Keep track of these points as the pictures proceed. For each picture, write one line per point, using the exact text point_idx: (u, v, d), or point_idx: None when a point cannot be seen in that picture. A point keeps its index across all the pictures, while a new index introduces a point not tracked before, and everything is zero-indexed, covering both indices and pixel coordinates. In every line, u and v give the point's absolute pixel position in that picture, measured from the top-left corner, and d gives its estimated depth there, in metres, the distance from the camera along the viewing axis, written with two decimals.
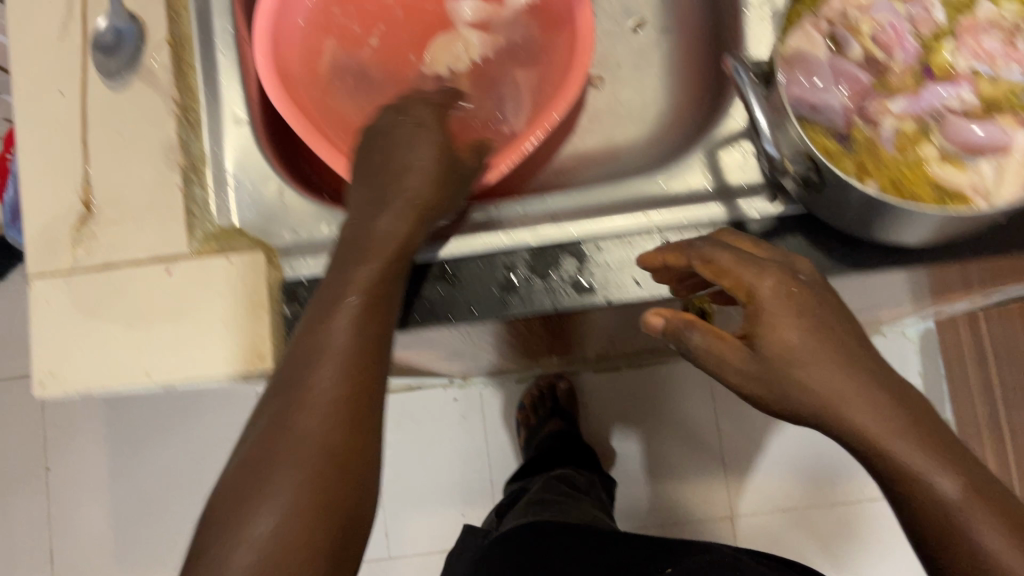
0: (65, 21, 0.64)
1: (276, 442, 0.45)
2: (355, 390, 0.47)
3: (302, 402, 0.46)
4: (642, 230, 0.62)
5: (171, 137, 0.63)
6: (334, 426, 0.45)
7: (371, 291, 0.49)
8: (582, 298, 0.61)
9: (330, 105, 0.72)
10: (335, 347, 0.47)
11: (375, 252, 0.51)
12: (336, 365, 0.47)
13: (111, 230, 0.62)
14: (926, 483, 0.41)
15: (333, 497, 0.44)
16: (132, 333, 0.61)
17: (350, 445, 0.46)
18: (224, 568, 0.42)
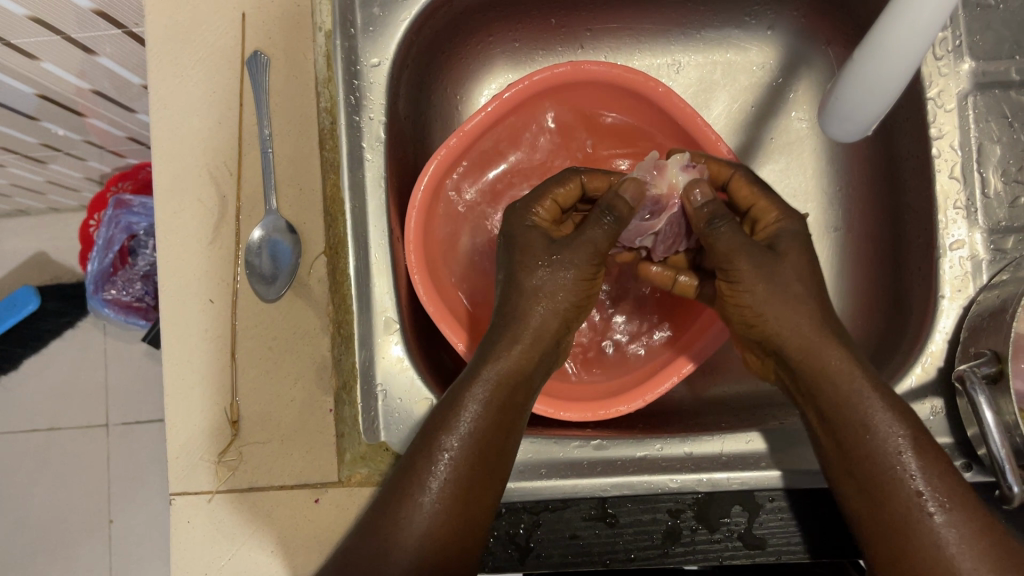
0: (218, 225, 0.62)
1: (382, 538, 0.50)
2: (474, 469, 0.51)
3: (417, 500, 0.50)
4: (820, 486, 0.58)
5: (325, 356, 0.60)
6: (466, 488, 0.51)
7: (468, 422, 0.51)
8: (753, 557, 0.58)
9: (479, 299, 0.67)
10: (439, 464, 0.51)
11: (510, 360, 0.53)
12: (456, 475, 0.51)
13: (258, 451, 0.60)
14: (879, 432, 0.49)
15: (458, 537, 0.51)
16: (275, 565, 0.58)
17: (456, 528, 0.51)
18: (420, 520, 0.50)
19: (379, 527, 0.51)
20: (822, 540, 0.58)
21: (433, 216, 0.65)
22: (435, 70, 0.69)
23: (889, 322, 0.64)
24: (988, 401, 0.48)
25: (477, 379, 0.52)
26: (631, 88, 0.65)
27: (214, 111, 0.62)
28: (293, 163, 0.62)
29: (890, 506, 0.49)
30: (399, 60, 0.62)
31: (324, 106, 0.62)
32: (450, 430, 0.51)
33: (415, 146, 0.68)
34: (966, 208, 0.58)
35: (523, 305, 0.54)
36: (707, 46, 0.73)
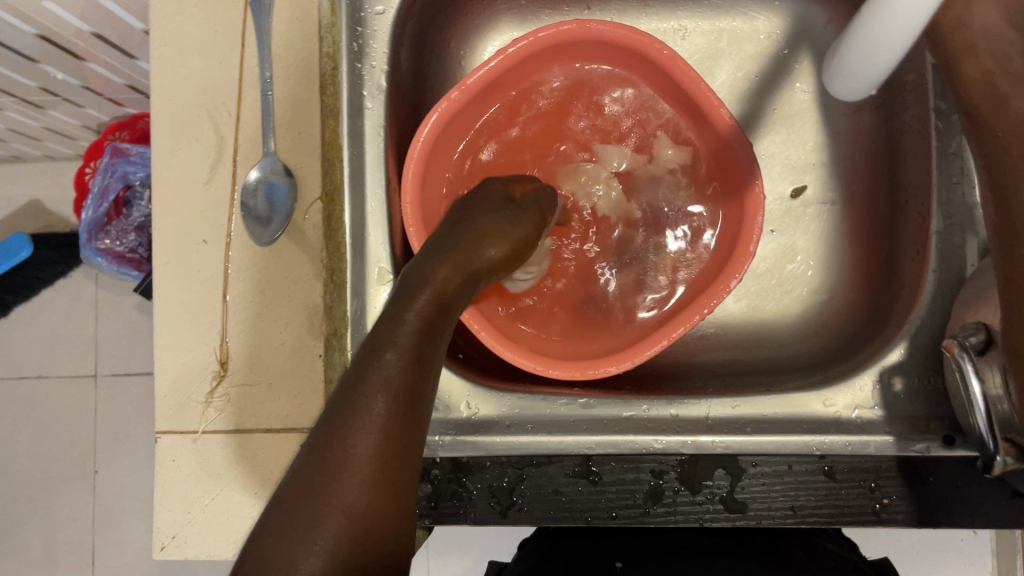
0: (214, 165, 0.61)
1: (327, 474, 0.38)
2: (407, 416, 0.40)
3: (349, 458, 0.38)
4: (804, 454, 0.58)
5: (317, 302, 0.60)
6: (396, 451, 0.39)
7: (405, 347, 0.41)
8: (732, 521, 0.59)
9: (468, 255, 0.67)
10: (370, 426, 0.39)
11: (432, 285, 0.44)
12: (380, 421, 0.39)
13: (246, 393, 0.60)
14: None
15: (393, 497, 0.39)
16: (259, 506, 0.59)
17: (391, 487, 0.39)
18: (343, 484, 0.38)
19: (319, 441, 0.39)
20: (803, 507, 0.58)
21: (430, 169, 0.65)
22: (440, 23, 0.68)
23: (879, 297, 0.64)
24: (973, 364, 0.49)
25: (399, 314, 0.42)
26: (635, 49, 0.65)
27: (215, 52, 0.62)
28: (292, 106, 0.61)
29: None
30: (404, 8, 0.62)
31: (327, 51, 0.61)
32: (376, 394, 0.40)
33: (417, 98, 0.68)
34: (960, 184, 0.59)
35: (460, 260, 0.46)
36: (715, 13, 0.73)
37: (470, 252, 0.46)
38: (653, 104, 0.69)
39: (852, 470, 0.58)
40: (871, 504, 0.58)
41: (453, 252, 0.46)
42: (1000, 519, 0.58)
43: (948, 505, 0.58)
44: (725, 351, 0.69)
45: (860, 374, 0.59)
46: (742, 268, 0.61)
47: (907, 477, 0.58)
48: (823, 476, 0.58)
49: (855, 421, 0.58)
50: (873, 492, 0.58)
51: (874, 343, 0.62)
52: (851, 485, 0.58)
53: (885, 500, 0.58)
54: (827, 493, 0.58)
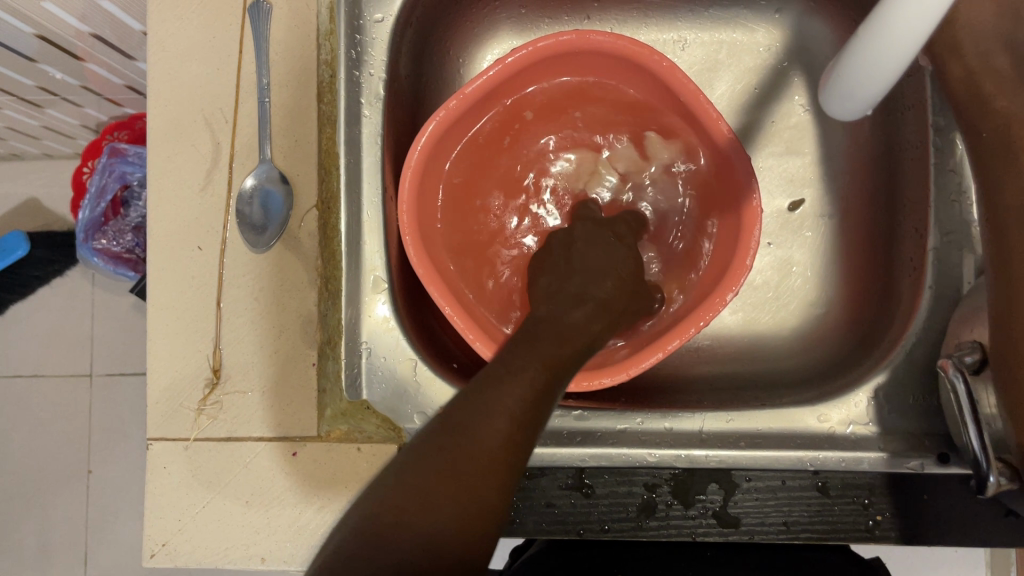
0: (210, 172, 0.61)
1: (455, 445, 0.44)
2: (525, 431, 0.45)
3: (477, 450, 0.44)
4: (798, 469, 0.58)
5: (311, 310, 0.60)
6: (514, 446, 0.44)
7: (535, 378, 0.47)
8: (725, 536, 0.58)
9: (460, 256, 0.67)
10: (498, 424, 0.44)
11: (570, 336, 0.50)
12: (512, 411, 0.45)
13: (239, 401, 0.59)
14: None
15: (476, 511, 0.42)
16: (250, 514, 0.58)
17: (498, 473, 0.44)
18: (490, 424, 0.44)
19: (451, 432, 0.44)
20: (796, 523, 0.58)
21: (427, 178, 0.65)
22: (439, 31, 0.68)
23: (875, 312, 0.64)
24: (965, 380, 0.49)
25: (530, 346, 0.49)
26: (635, 60, 0.64)
27: (211, 58, 0.61)
28: (290, 113, 0.61)
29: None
30: (403, 16, 0.62)
31: (325, 58, 0.62)
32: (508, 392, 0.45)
33: (415, 107, 0.68)
34: (951, 199, 0.59)
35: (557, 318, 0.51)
36: (715, 25, 0.73)
37: (587, 301, 0.52)
38: (650, 115, 0.69)
39: (846, 487, 0.58)
40: (863, 521, 0.58)
41: (543, 331, 0.50)
42: (993, 538, 0.57)
43: (942, 524, 0.58)
44: (720, 364, 0.69)
45: (855, 390, 0.59)
46: (738, 281, 0.61)
47: (902, 495, 0.58)
48: (816, 492, 0.58)
49: (848, 437, 0.58)
50: (866, 509, 0.58)
51: (869, 360, 0.61)
52: (844, 502, 0.58)
53: (878, 517, 0.58)
54: (820, 510, 0.58)
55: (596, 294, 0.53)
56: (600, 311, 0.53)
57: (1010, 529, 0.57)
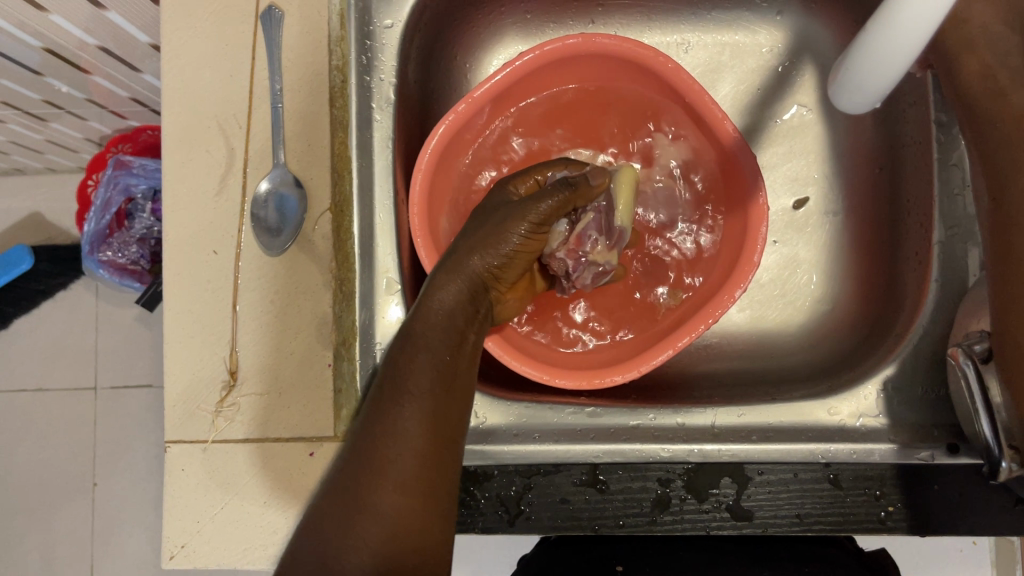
0: (224, 177, 0.62)
1: (369, 478, 0.50)
2: (438, 443, 0.51)
3: (386, 480, 0.49)
4: (810, 462, 0.59)
5: (326, 311, 0.60)
6: (430, 464, 0.50)
7: (413, 399, 0.50)
8: (739, 529, 0.59)
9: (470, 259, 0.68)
10: (404, 459, 0.50)
11: (419, 354, 0.51)
12: (416, 442, 0.50)
13: (255, 403, 0.60)
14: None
15: (428, 522, 0.50)
16: (267, 515, 0.59)
17: (422, 494, 0.50)
18: (377, 523, 0.49)
19: (360, 459, 0.50)
20: (810, 516, 0.59)
21: (437, 180, 0.66)
22: (447, 37, 0.69)
23: (882, 307, 0.65)
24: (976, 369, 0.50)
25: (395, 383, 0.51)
26: (640, 63, 0.66)
27: (223, 65, 0.62)
28: (302, 118, 0.61)
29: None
30: (412, 21, 0.63)
31: (336, 64, 0.62)
32: (404, 404, 0.50)
33: (423, 111, 0.69)
34: (950, 191, 0.60)
35: (424, 309, 0.52)
36: (717, 28, 0.74)
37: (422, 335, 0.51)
38: (655, 119, 0.70)
39: (858, 478, 0.59)
40: (876, 512, 0.58)
41: (451, 261, 0.54)
42: (1005, 526, 0.58)
43: (954, 513, 0.58)
44: (729, 361, 0.69)
45: (864, 383, 0.60)
46: (747, 276, 0.62)
47: (914, 486, 0.58)
48: (828, 484, 0.59)
49: (858, 430, 0.59)
50: (879, 500, 0.58)
51: (876, 354, 0.62)
52: (857, 493, 0.59)
53: (891, 508, 0.58)
54: (832, 502, 0.59)
55: (454, 260, 0.54)
56: (462, 289, 0.53)
57: (1022, 518, 0.58)
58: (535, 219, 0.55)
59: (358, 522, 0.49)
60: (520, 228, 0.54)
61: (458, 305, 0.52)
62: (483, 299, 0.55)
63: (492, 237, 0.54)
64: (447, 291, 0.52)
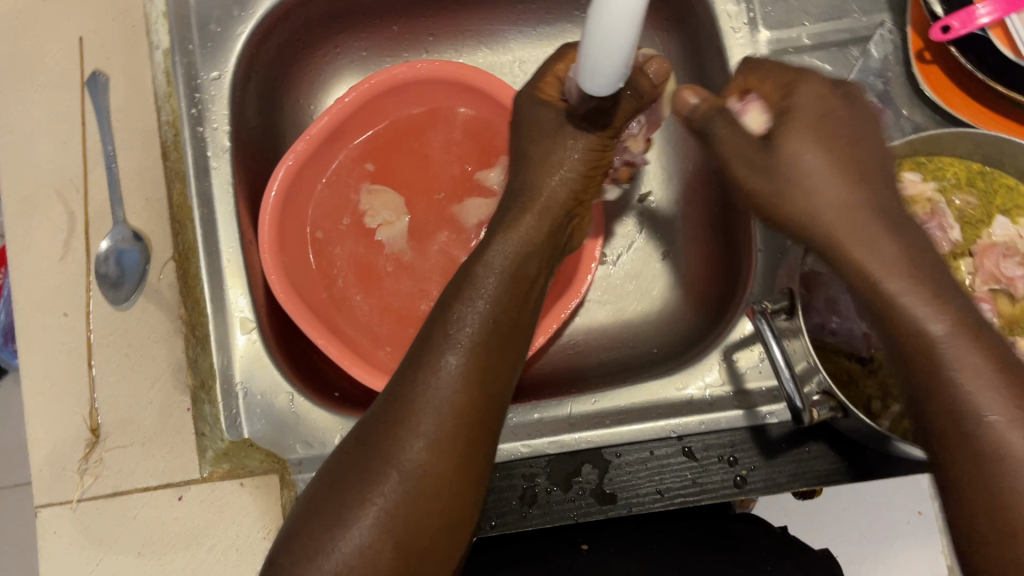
0: (67, 240, 0.63)
1: (415, 383, 0.45)
2: (476, 403, 0.45)
3: (417, 430, 0.43)
4: (663, 439, 0.61)
5: (179, 357, 0.62)
6: (473, 411, 0.45)
7: (464, 345, 0.46)
8: (606, 512, 0.60)
9: (327, 286, 0.70)
10: (437, 397, 0.44)
11: (483, 290, 0.49)
12: (472, 354, 0.46)
13: (120, 455, 0.61)
14: (928, 339, 0.38)
15: (448, 496, 0.43)
16: (142, 564, 0.60)
17: (449, 454, 0.44)
18: (435, 399, 0.44)
19: (393, 400, 0.46)
20: (671, 490, 0.61)
21: (285, 220, 0.68)
22: (281, 82, 0.72)
23: (723, 288, 0.68)
24: (774, 333, 0.52)
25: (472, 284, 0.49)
26: (465, 83, 0.70)
27: (57, 134, 0.64)
28: (139, 176, 0.65)
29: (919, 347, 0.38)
30: (239, 72, 0.66)
31: (166, 120, 0.65)
32: (450, 354, 0.46)
33: (267, 157, 0.72)
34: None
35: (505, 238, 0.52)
36: (546, 41, 0.77)
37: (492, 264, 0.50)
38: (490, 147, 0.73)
39: (710, 447, 0.61)
40: (731, 477, 0.60)
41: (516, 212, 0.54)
42: (852, 473, 0.60)
43: (805, 468, 0.60)
44: (594, 356, 0.72)
45: (707, 357, 0.63)
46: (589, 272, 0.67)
47: (762, 445, 0.61)
48: (683, 458, 0.61)
49: (707, 400, 0.62)
50: (732, 466, 0.60)
51: (719, 328, 0.65)
52: (710, 462, 0.61)
53: (744, 471, 0.60)
54: (688, 472, 0.61)
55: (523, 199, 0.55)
56: (528, 233, 0.53)
57: (871, 462, 0.59)
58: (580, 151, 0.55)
59: (415, 419, 0.44)
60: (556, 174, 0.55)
61: (522, 252, 0.52)
62: (552, 237, 0.54)
63: (546, 169, 0.55)
64: (509, 241, 0.52)
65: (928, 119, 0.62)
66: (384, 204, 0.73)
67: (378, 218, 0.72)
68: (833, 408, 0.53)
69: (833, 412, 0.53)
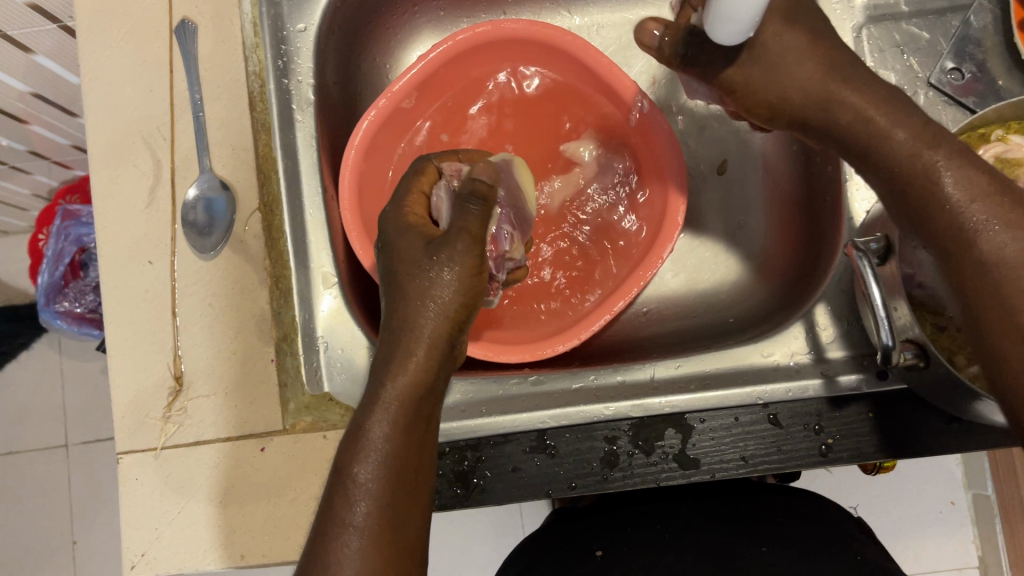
0: (153, 188, 0.63)
1: (336, 508, 0.42)
2: (396, 531, 0.42)
3: (338, 560, 0.40)
4: (748, 405, 0.61)
5: (264, 307, 0.62)
6: (391, 540, 0.42)
7: (376, 466, 0.42)
8: (687, 477, 0.60)
9: None
10: (354, 527, 0.41)
11: (427, 337, 0.45)
12: (387, 470, 0.42)
13: (203, 405, 0.61)
14: (939, 189, 0.45)
15: (405, 552, 0.42)
16: (224, 513, 0.59)
17: (397, 505, 0.42)
18: (356, 529, 0.41)
19: (335, 465, 0.43)
20: (754, 457, 0.60)
21: (364, 174, 0.67)
22: (361, 38, 0.72)
23: (806, 258, 0.67)
24: (875, 274, 0.51)
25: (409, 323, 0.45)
26: (551, 44, 0.69)
27: (144, 82, 0.64)
28: (224, 125, 0.64)
29: (924, 200, 0.46)
30: (325, 25, 0.66)
31: (253, 70, 0.65)
32: (360, 468, 0.42)
33: (346, 113, 0.71)
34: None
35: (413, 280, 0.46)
36: (624, 7, 0.76)
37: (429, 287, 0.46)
38: (575, 115, 0.73)
39: (795, 414, 0.60)
40: (816, 445, 0.60)
41: (408, 317, 0.45)
42: (936, 447, 0.59)
43: (891, 438, 0.59)
44: (668, 324, 0.72)
45: (790, 327, 0.63)
46: (673, 236, 0.65)
47: (847, 413, 0.60)
48: (768, 425, 0.60)
49: (791, 367, 0.62)
50: (817, 434, 0.60)
51: (802, 299, 0.65)
52: (795, 429, 0.60)
53: (830, 440, 0.59)
54: (773, 439, 0.60)
55: (400, 309, 0.46)
56: (428, 351, 0.45)
57: (955, 436, 0.59)
58: (465, 266, 0.46)
59: (336, 553, 0.40)
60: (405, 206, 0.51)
61: (429, 358, 0.45)
62: (455, 339, 0.47)
63: (429, 285, 0.46)
64: (405, 343, 0.45)
65: None
66: None
67: None
68: (917, 356, 0.52)
69: (917, 361, 0.52)
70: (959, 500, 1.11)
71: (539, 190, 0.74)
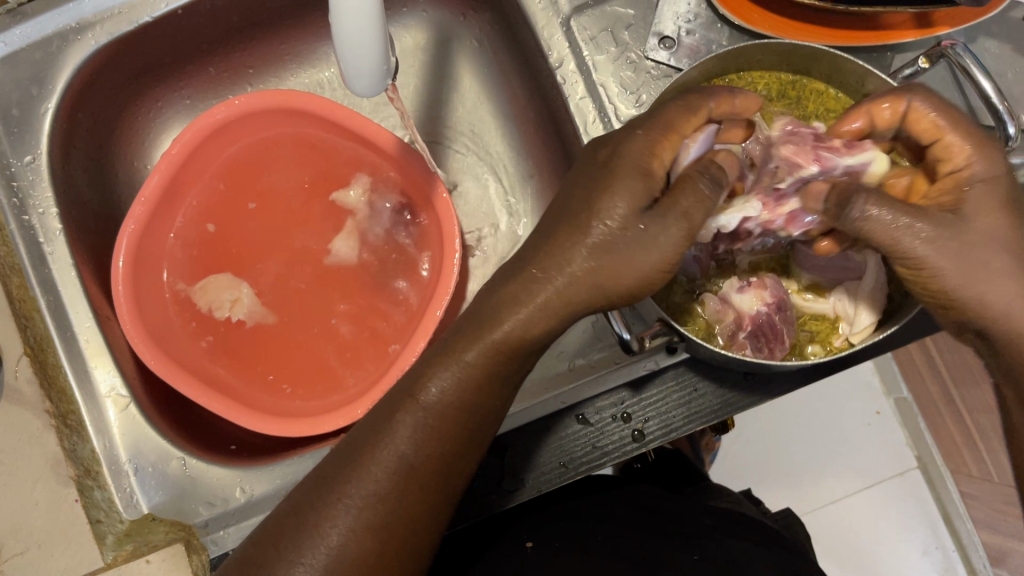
0: None
1: (349, 464, 0.47)
2: (400, 489, 0.47)
3: (342, 501, 0.46)
4: (556, 412, 0.60)
5: (54, 451, 0.65)
6: (398, 505, 0.46)
7: (396, 446, 0.47)
8: (518, 496, 0.59)
9: (202, 341, 0.68)
10: (363, 482, 0.46)
11: (562, 290, 0.45)
12: (398, 443, 0.47)
13: (21, 562, 0.64)
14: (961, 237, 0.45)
15: (400, 528, 0.46)
16: None
17: (418, 497, 0.47)
18: (359, 489, 0.46)
19: (354, 438, 0.49)
20: (574, 460, 0.60)
21: (138, 287, 0.65)
22: (105, 149, 0.70)
23: None
24: None
25: (495, 318, 0.46)
26: (292, 108, 0.69)
27: None
28: None
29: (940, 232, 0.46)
30: (53, 149, 0.65)
31: None
32: (382, 443, 0.47)
33: (107, 228, 0.70)
34: (600, 117, 0.62)
35: (584, 228, 0.45)
36: None
37: (544, 278, 0.45)
38: (344, 167, 0.73)
39: (601, 409, 0.61)
40: (628, 433, 0.60)
41: (518, 280, 0.46)
42: (740, 401, 0.61)
43: (694, 407, 0.61)
44: None
45: None
46: (456, 244, 0.67)
47: (645, 396, 0.61)
48: (579, 426, 0.60)
49: None
50: (626, 423, 0.60)
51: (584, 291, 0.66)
52: (605, 424, 0.60)
53: (640, 425, 0.60)
54: (586, 439, 0.60)
55: (553, 238, 0.46)
56: (534, 314, 0.45)
57: (752, 389, 0.60)
58: (630, 187, 0.45)
59: (337, 494, 0.46)
60: (620, 158, 0.46)
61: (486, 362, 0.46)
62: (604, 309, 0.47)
63: (585, 222, 0.45)
64: (555, 262, 0.45)
65: (732, 38, 0.62)
66: (220, 289, 0.69)
67: (223, 302, 0.69)
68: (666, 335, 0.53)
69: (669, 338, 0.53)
70: (882, 408, 1.16)
71: (330, 249, 0.73)
